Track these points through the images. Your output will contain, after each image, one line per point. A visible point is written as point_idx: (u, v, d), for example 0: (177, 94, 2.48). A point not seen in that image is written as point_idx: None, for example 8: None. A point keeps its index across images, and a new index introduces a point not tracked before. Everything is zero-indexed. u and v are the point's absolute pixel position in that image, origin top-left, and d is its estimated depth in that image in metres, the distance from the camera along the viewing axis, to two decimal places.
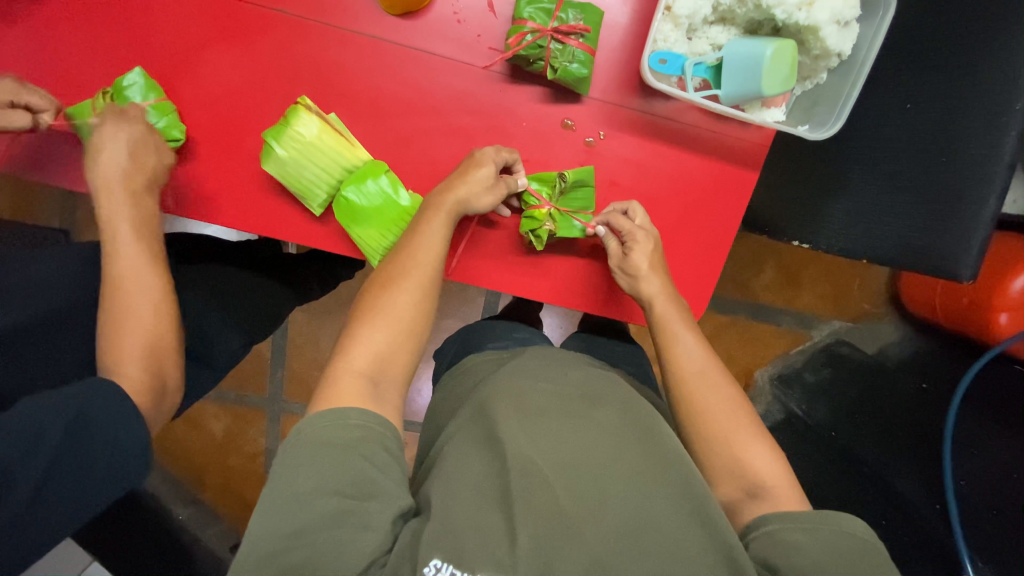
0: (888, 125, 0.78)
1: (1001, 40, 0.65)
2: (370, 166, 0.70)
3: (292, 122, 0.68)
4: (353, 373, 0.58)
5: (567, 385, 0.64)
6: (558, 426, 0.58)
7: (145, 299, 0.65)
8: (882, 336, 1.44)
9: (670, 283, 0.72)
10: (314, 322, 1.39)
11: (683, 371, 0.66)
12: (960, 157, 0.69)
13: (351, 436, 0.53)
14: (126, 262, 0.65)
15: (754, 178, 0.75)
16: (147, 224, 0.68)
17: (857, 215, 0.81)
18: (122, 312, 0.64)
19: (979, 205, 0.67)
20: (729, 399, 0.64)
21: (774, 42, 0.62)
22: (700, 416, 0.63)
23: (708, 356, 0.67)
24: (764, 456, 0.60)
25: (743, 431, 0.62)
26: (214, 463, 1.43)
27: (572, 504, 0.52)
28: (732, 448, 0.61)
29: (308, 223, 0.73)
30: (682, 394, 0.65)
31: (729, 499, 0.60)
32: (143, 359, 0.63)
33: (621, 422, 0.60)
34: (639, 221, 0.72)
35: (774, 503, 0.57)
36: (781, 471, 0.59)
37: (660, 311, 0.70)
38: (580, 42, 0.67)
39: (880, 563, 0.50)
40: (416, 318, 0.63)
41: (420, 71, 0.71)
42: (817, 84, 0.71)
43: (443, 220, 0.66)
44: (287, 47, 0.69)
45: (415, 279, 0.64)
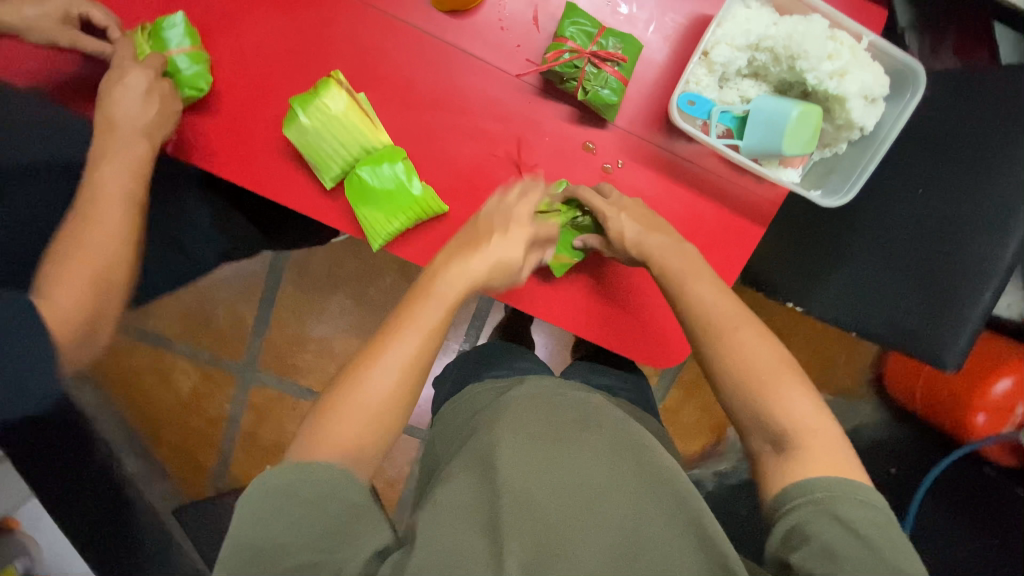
0: (896, 208, 0.79)
1: (1007, 152, 0.70)
2: (388, 152, 0.71)
3: (321, 94, 0.68)
4: (336, 444, 0.54)
5: (561, 408, 0.64)
6: (550, 447, 0.58)
7: (105, 235, 0.63)
8: (860, 415, 1.45)
9: (676, 236, 0.70)
10: (305, 298, 1.39)
11: (705, 321, 0.64)
12: (963, 248, 0.71)
13: (317, 491, 0.50)
14: (103, 197, 0.64)
15: (759, 233, 0.76)
16: (137, 167, 0.66)
17: (853, 288, 0.81)
18: (78, 239, 0.62)
19: (971, 304, 0.70)
20: (763, 346, 0.62)
21: (801, 104, 0.64)
22: (726, 366, 0.61)
23: (728, 301, 0.65)
24: (801, 402, 0.58)
25: (775, 375, 0.59)
26: (175, 420, 1.42)
27: (564, 526, 0.53)
28: (762, 395, 0.59)
29: (317, 195, 0.73)
30: (707, 345, 0.63)
31: (759, 452, 0.59)
32: (77, 292, 0.60)
33: (614, 448, 0.59)
34: (612, 195, 0.72)
35: (809, 454, 0.55)
36: (816, 418, 0.57)
37: (666, 261, 0.68)
38: (615, 70, 0.68)
39: (851, 497, 0.52)
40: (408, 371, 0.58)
41: (456, 69, 0.72)
42: (835, 153, 0.71)
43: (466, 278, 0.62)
44: (331, 21, 0.70)
45: (418, 327, 0.59)
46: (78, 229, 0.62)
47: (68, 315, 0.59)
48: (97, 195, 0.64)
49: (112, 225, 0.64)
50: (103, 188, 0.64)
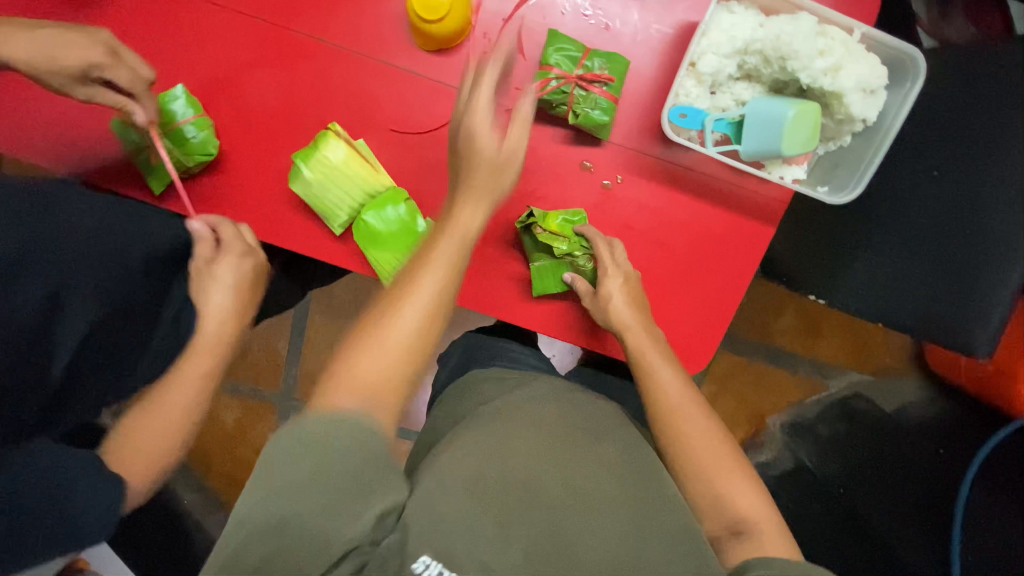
0: (913, 192, 0.77)
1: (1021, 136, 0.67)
2: (391, 194, 0.72)
3: (321, 146, 0.71)
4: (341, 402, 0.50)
5: (575, 417, 0.63)
6: (555, 450, 0.57)
7: (190, 394, 0.72)
8: (903, 394, 1.42)
9: (651, 327, 0.73)
10: (333, 324, 1.45)
11: (665, 403, 0.68)
12: (983, 235, 0.70)
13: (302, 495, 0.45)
14: (198, 358, 0.72)
15: (770, 234, 0.75)
16: (230, 324, 0.75)
17: (875, 276, 0.79)
18: (164, 398, 0.71)
19: (997, 285, 0.69)
20: (711, 434, 0.66)
21: (797, 104, 0.62)
22: (682, 452, 0.65)
23: (686, 386, 0.69)
24: (747, 494, 0.63)
25: (722, 462, 0.64)
26: (221, 452, 1.47)
27: (567, 525, 0.50)
28: (714, 485, 0.63)
29: (326, 241, 0.75)
30: (664, 428, 0.67)
31: (713, 536, 0.62)
32: (155, 449, 0.69)
33: (623, 462, 0.58)
34: (619, 257, 0.73)
35: (760, 541, 0.59)
36: (762, 509, 0.61)
37: (639, 343, 0.71)
38: (604, 90, 0.68)
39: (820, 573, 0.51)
40: (421, 335, 0.55)
41: (448, 105, 0.73)
42: (840, 146, 0.69)
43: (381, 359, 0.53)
44: (324, 74, 0.73)
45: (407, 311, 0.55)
46: (165, 402, 0.71)
47: (144, 464, 0.68)
48: (185, 364, 0.72)
49: (181, 411, 0.71)
50: (169, 398, 0.70)
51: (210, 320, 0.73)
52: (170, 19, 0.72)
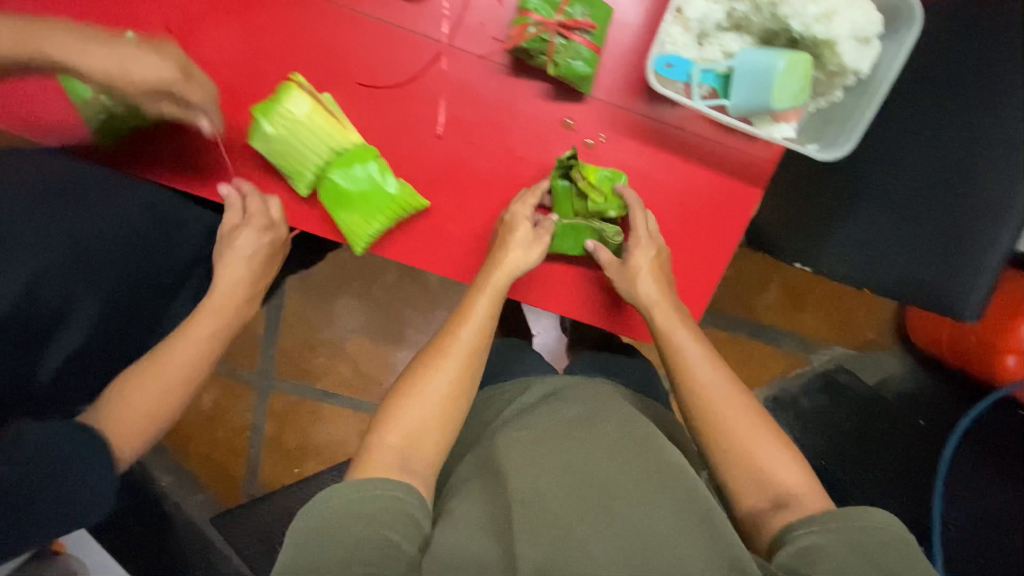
0: (904, 153, 0.74)
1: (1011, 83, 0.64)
2: (359, 152, 0.67)
3: (283, 99, 0.65)
4: (386, 448, 0.61)
5: (568, 413, 0.71)
6: (561, 451, 0.65)
7: (189, 355, 0.67)
8: (886, 368, 1.46)
9: (675, 299, 0.72)
10: (309, 300, 1.44)
11: (693, 378, 0.68)
12: (976, 193, 0.66)
13: (379, 505, 0.55)
14: (206, 318, 0.69)
15: (757, 196, 0.73)
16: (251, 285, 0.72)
17: (862, 244, 0.78)
18: (162, 358, 0.66)
19: (986, 247, 0.66)
20: (741, 410, 0.66)
21: (788, 54, 0.59)
22: (715, 426, 0.66)
23: (711, 358, 0.69)
24: (783, 461, 0.63)
25: (756, 433, 0.65)
26: (201, 434, 1.44)
27: (574, 516, 0.58)
28: (752, 457, 0.63)
29: (293, 204, 0.71)
30: (694, 404, 0.67)
31: (756, 510, 0.62)
32: (144, 412, 0.64)
33: (623, 441, 0.67)
34: (651, 226, 0.72)
35: (801, 508, 0.60)
36: (799, 474, 0.62)
37: (663, 319, 0.70)
38: (585, 38, 0.64)
39: (854, 516, 0.55)
40: (466, 364, 0.67)
41: (420, 56, 0.68)
42: (830, 103, 0.66)
43: (446, 378, 0.66)
44: (285, 21, 0.68)
45: (450, 361, 0.67)
46: (162, 360, 0.66)
47: (134, 431, 0.63)
48: (187, 328, 0.68)
49: (178, 369, 0.66)
50: (174, 351, 0.66)
51: (227, 280, 0.70)
52: None
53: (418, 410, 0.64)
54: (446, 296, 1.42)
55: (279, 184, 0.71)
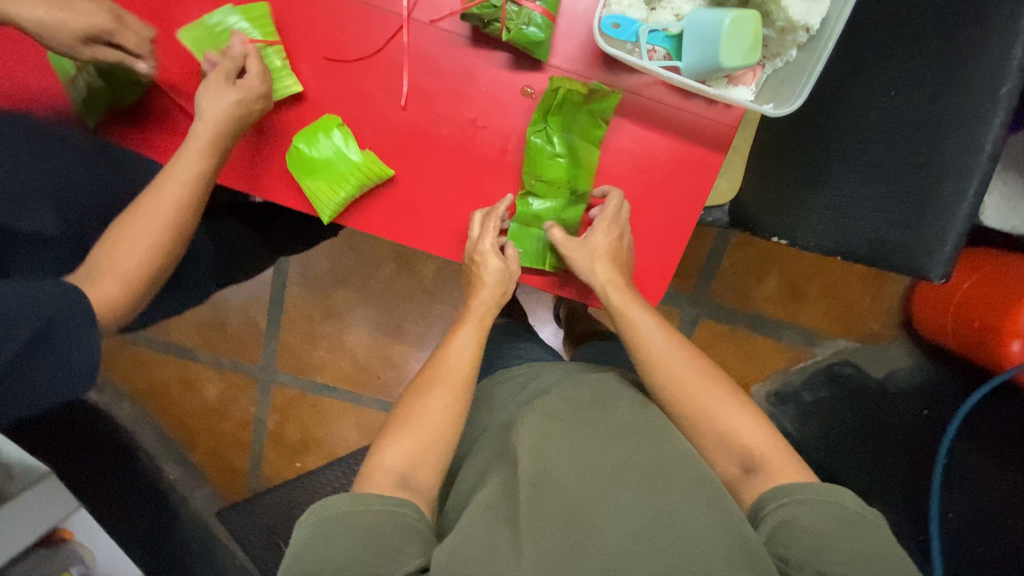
0: (873, 115, 0.73)
1: (986, 29, 0.60)
2: (324, 123, 0.71)
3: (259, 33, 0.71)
4: (386, 471, 0.62)
5: (579, 392, 0.70)
6: (567, 438, 0.63)
7: (163, 222, 0.66)
8: (892, 358, 1.40)
9: (626, 274, 0.74)
10: (310, 295, 1.43)
11: (651, 356, 0.69)
12: (942, 146, 0.64)
13: (372, 517, 0.56)
14: (170, 180, 0.66)
15: (721, 161, 0.72)
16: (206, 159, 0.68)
17: (837, 210, 0.76)
18: (136, 219, 0.65)
19: (956, 200, 0.62)
20: (709, 387, 0.66)
21: (733, 11, 0.60)
22: (678, 402, 0.67)
23: (668, 333, 0.70)
24: (752, 426, 0.64)
25: (722, 404, 0.65)
26: (207, 427, 1.46)
27: (581, 504, 0.57)
28: (722, 428, 0.65)
29: (259, 174, 0.74)
30: (658, 381, 0.68)
31: (727, 475, 0.64)
32: (118, 288, 0.63)
33: (632, 428, 0.65)
34: (612, 213, 0.72)
35: (773, 475, 0.61)
36: (768, 440, 0.63)
37: (618, 298, 0.72)
38: (537, 5, 0.67)
39: (825, 490, 0.57)
40: (455, 385, 0.68)
41: (381, 29, 0.71)
42: (787, 63, 0.68)
43: (441, 395, 0.67)
44: None
45: (442, 384, 0.68)
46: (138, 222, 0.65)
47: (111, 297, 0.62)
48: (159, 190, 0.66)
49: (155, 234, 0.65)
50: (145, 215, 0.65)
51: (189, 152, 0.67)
52: None
53: (411, 438, 0.64)
54: (442, 287, 1.43)
55: (255, 160, 0.73)
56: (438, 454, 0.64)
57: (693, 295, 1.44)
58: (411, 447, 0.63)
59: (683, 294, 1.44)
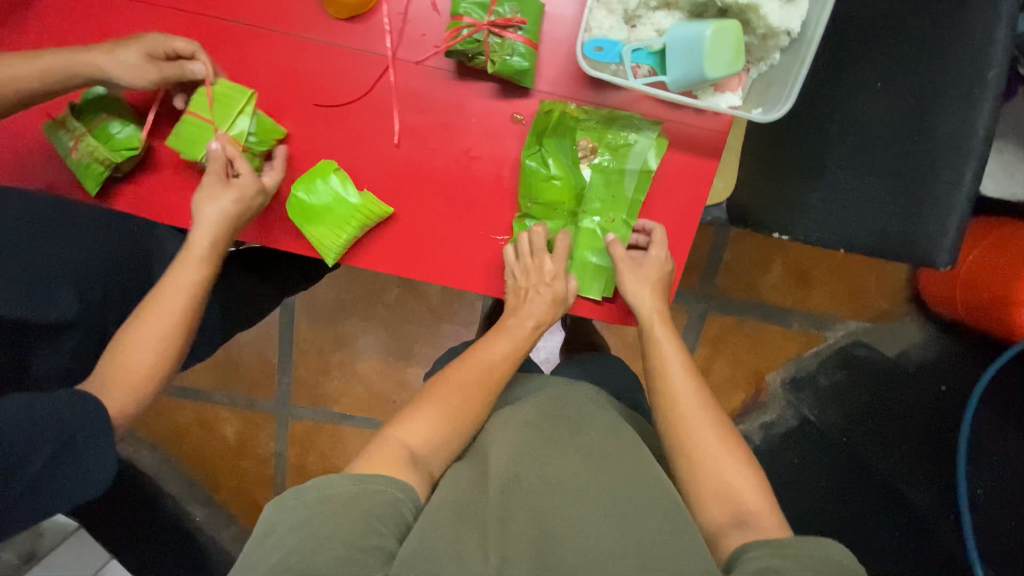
0: (861, 106, 0.74)
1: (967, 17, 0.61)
2: (321, 168, 0.72)
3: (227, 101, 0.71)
4: (399, 444, 0.62)
5: (559, 411, 0.71)
6: (544, 458, 0.63)
7: (174, 310, 0.67)
8: (905, 337, 1.41)
9: (666, 307, 0.74)
10: (319, 328, 1.44)
11: (668, 385, 0.70)
12: (932, 136, 0.65)
13: (361, 500, 0.55)
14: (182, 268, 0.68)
15: (716, 166, 0.73)
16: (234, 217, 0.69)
17: (833, 203, 0.77)
18: (150, 308, 0.67)
19: (953, 188, 0.63)
20: (718, 437, 0.66)
21: (714, 23, 0.61)
22: (687, 435, 0.66)
23: (690, 370, 0.71)
24: (750, 483, 0.63)
25: (728, 451, 0.65)
26: (229, 467, 1.46)
27: (556, 524, 0.56)
28: (721, 473, 0.64)
29: (262, 224, 0.75)
30: (668, 410, 0.69)
31: (716, 524, 0.62)
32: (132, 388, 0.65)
33: (604, 449, 0.65)
34: (657, 245, 0.73)
35: (760, 528, 0.59)
36: (763, 500, 0.62)
37: (654, 325, 0.73)
38: (519, 34, 0.68)
39: (819, 544, 0.54)
40: (482, 385, 0.70)
41: (368, 72, 0.72)
42: (771, 66, 0.69)
43: (470, 394, 0.68)
44: (241, 55, 0.73)
45: (466, 383, 0.69)
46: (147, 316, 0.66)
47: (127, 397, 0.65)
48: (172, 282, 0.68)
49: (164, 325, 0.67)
50: (160, 306, 0.67)
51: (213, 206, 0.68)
52: (89, 25, 0.73)
53: (429, 427, 0.65)
54: (448, 307, 1.43)
55: (267, 210, 0.75)
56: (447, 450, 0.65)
57: (699, 290, 1.44)
58: (428, 436, 0.65)
59: (689, 293, 1.44)
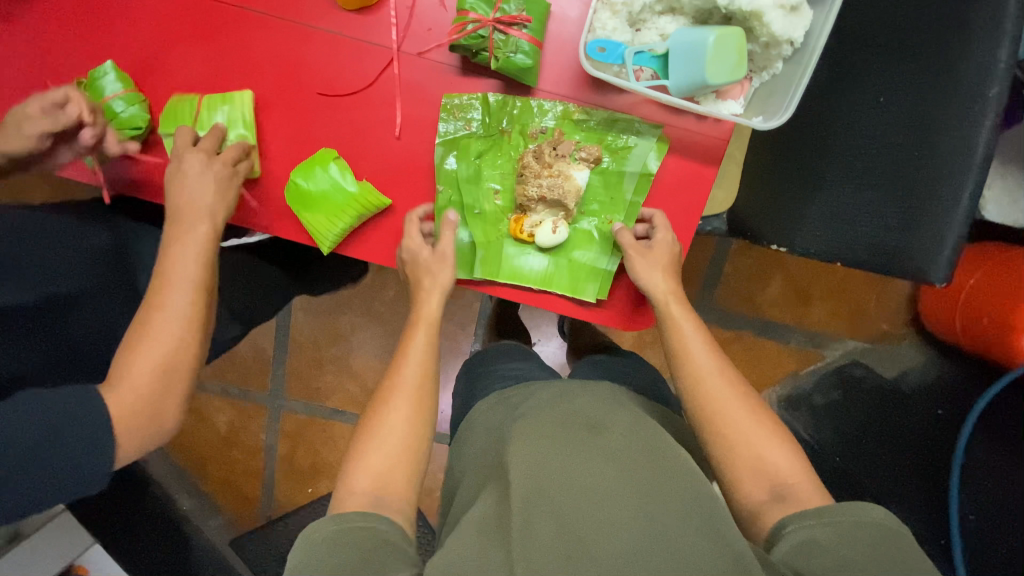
0: (863, 121, 0.74)
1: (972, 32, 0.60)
2: (321, 156, 0.72)
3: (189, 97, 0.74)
4: (355, 494, 0.61)
5: (574, 416, 0.69)
6: (566, 460, 0.62)
7: (175, 319, 0.66)
8: (902, 360, 1.40)
9: (681, 291, 0.74)
10: (317, 322, 1.44)
11: (692, 367, 0.69)
12: (933, 151, 0.64)
13: (355, 534, 0.56)
14: (166, 277, 0.67)
15: (714, 173, 0.73)
16: (206, 247, 0.69)
17: (833, 217, 0.76)
18: (147, 320, 0.65)
19: (950, 206, 0.62)
20: (750, 414, 0.66)
21: (718, 29, 0.61)
22: (715, 418, 0.66)
23: (712, 350, 0.70)
24: (787, 455, 0.63)
25: (760, 428, 0.65)
26: (218, 457, 1.46)
27: (585, 531, 0.54)
28: (755, 449, 0.63)
29: (260, 212, 0.76)
30: (694, 394, 0.68)
31: (755, 502, 0.61)
32: (148, 382, 0.63)
33: (628, 450, 0.63)
34: (661, 227, 0.73)
35: (798, 502, 0.59)
36: (801, 470, 0.62)
37: (670, 307, 0.72)
38: (523, 32, 0.68)
39: (852, 508, 0.54)
40: (418, 400, 0.68)
41: (374, 63, 0.73)
42: (774, 75, 0.70)
43: (406, 405, 0.67)
44: (249, 42, 0.74)
45: (403, 394, 0.68)
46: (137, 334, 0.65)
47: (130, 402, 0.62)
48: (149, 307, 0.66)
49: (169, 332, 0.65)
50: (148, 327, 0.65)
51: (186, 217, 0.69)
52: (101, 7, 0.75)
53: (377, 461, 0.63)
54: None
55: (264, 198, 0.75)
56: (407, 462, 0.64)
57: (698, 302, 1.43)
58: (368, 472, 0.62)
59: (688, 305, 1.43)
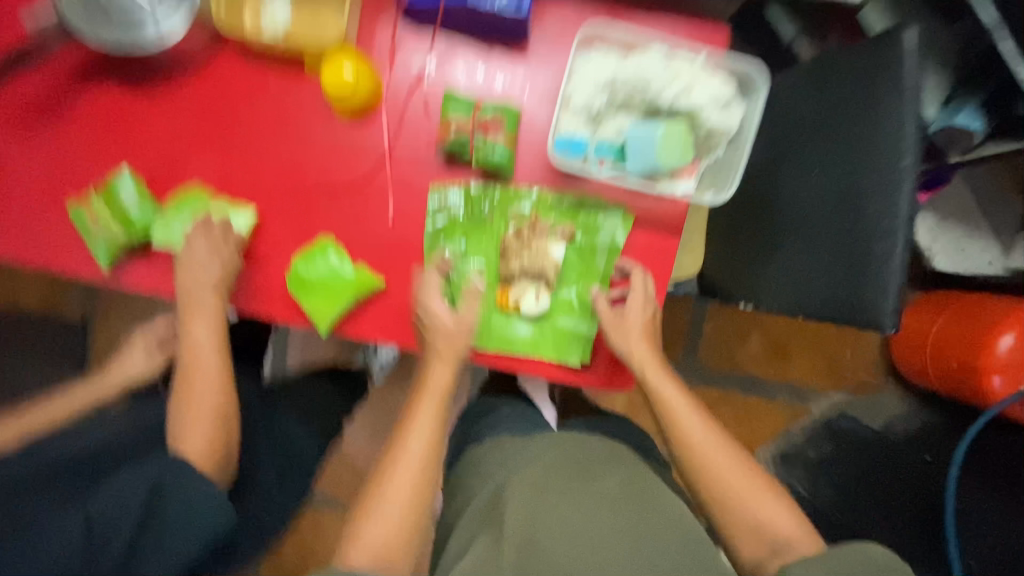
0: (800, 191, 0.84)
1: (879, 116, 0.73)
2: (319, 246, 0.80)
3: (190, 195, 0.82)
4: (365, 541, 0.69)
5: (575, 490, 0.74)
6: (577, 533, 0.69)
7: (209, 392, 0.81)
8: (886, 409, 1.44)
9: (659, 351, 0.80)
10: None
11: (682, 435, 0.75)
12: (864, 214, 0.74)
13: None
14: (199, 359, 0.81)
15: (677, 243, 0.81)
16: (214, 317, 0.81)
17: (787, 276, 0.84)
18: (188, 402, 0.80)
19: (888, 259, 0.71)
20: (741, 472, 0.73)
21: (664, 125, 0.74)
22: (710, 482, 0.73)
23: (695, 412, 0.76)
24: (777, 508, 0.71)
25: (750, 486, 0.72)
26: None
27: None
28: (749, 505, 0.72)
29: (264, 299, 0.82)
30: (689, 461, 0.75)
31: (756, 555, 0.71)
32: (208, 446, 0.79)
33: (631, 523, 0.71)
34: (641, 288, 0.79)
35: (794, 551, 0.69)
36: (793, 521, 0.71)
37: (647, 372, 0.78)
38: (499, 133, 0.78)
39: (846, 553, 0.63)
40: (420, 457, 0.74)
41: (367, 162, 0.82)
42: (716, 159, 0.80)
43: (407, 464, 0.73)
44: (254, 149, 0.83)
45: (405, 460, 0.73)
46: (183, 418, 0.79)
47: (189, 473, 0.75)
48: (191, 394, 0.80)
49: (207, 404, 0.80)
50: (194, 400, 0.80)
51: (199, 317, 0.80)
52: (120, 123, 0.83)
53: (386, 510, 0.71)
54: None
55: (267, 286, 0.82)
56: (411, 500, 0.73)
57: (682, 362, 1.48)
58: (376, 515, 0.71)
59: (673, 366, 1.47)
